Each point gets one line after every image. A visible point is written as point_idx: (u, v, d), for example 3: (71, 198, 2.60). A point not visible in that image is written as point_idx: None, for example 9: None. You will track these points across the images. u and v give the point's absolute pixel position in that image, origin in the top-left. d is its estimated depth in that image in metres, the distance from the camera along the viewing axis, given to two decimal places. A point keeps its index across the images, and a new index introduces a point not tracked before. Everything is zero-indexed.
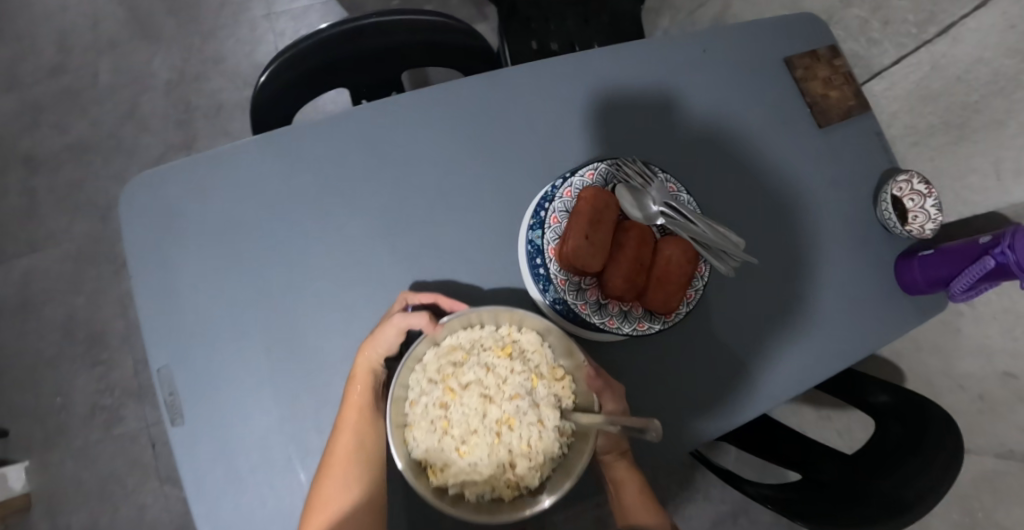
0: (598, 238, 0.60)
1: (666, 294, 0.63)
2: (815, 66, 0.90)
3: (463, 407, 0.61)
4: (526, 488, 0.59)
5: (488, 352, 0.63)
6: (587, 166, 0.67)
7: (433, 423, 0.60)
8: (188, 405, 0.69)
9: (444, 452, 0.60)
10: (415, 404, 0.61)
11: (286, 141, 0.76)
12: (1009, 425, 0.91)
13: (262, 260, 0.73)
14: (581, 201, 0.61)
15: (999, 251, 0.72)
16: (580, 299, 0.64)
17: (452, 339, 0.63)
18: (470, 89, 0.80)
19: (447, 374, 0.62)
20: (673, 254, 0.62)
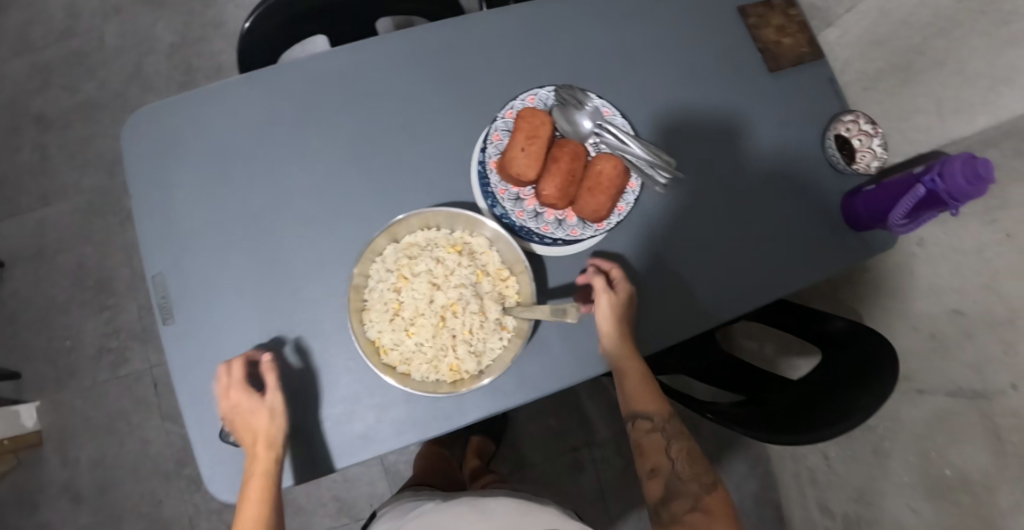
0: (532, 150, 0.79)
1: (592, 199, 0.80)
2: (769, 14, 0.94)
3: (414, 292, 0.78)
4: (465, 370, 0.76)
5: (440, 248, 0.79)
6: (527, 92, 0.82)
7: (388, 305, 0.77)
8: (179, 307, 0.78)
9: (397, 330, 0.77)
10: (374, 289, 0.77)
11: (268, 74, 0.83)
12: (957, 361, 0.94)
13: (244, 183, 0.81)
14: (522, 119, 0.81)
15: (928, 179, 0.78)
16: (518, 207, 0.81)
17: (410, 238, 0.79)
18: (436, 33, 0.86)
19: (403, 265, 0.78)
20: (604, 168, 0.80)
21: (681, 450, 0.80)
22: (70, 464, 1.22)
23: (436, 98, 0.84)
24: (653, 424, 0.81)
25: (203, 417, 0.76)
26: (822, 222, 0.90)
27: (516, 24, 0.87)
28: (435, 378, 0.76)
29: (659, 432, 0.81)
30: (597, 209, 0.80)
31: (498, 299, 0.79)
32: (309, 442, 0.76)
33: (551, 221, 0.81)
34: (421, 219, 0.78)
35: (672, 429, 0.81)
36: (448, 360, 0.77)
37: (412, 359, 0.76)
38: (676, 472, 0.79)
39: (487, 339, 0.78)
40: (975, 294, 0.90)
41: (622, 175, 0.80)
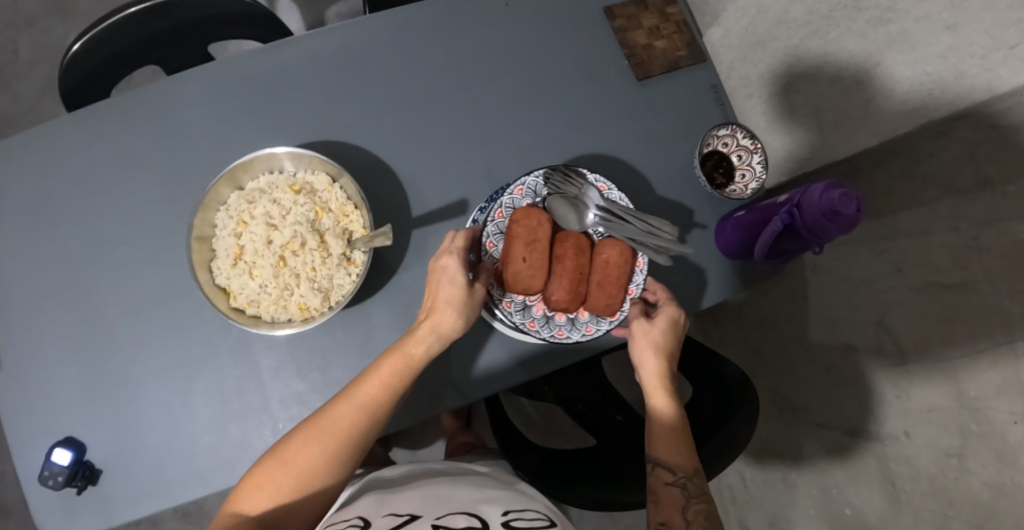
0: (534, 258, 0.70)
1: (603, 294, 0.71)
2: (640, 15, 0.84)
3: (253, 236, 0.68)
4: (311, 308, 0.67)
5: (278, 189, 0.70)
6: (514, 184, 0.73)
7: (229, 252, 0.68)
8: (7, 354, 0.78)
9: (239, 275, 0.68)
10: (218, 239, 0.69)
11: (90, 115, 0.80)
12: (852, 399, 0.85)
13: (66, 227, 0.79)
14: (517, 222, 0.71)
15: (786, 212, 0.68)
16: (528, 318, 0.72)
17: (253, 185, 0.70)
18: (256, 57, 0.79)
19: (243, 211, 0.69)
20: (611, 256, 0.72)
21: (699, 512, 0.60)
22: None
23: (254, 129, 0.79)
24: (672, 476, 0.63)
25: (30, 460, 0.76)
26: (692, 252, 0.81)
27: (342, 40, 0.79)
28: (284, 319, 0.68)
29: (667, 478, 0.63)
30: (610, 304, 0.71)
31: (337, 236, 0.69)
32: (127, 487, 0.74)
33: (564, 323, 0.73)
34: (262, 161, 0.69)
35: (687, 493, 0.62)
36: (295, 298, 0.68)
37: (259, 300, 0.68)
38: None
39: (332, 275, 0.69)
40: (868, 329, 0.81)
41: (631, 260, 0.72)
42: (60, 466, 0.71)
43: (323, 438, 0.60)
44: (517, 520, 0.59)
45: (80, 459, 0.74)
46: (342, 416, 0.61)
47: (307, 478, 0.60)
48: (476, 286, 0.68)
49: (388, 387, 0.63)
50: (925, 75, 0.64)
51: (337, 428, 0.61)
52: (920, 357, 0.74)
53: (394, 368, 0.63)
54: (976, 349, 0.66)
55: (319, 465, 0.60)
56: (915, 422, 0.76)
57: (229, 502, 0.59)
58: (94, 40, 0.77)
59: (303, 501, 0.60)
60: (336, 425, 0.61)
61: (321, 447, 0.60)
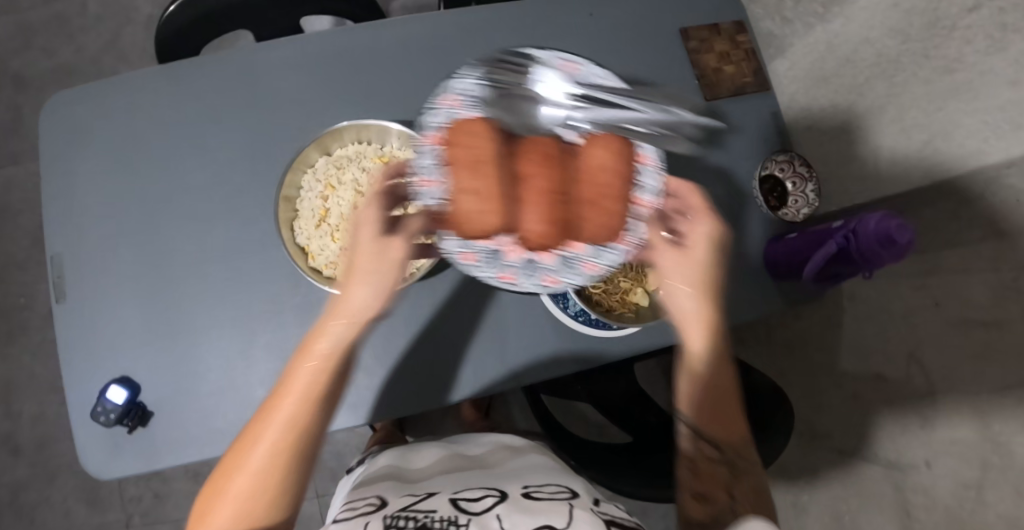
0: (473, 182, 0.62)
1: (599, 212, 0.65)
2: (714, 39, 0.88)
3: (339, 199, 0.74)
4: None
5: (367, 160, 0.75)
6: (436, 101, 0.66)
7: (314, 212, 0.74)
8: (72, 289, 0.80)
9: (321, 235, 0.74)
10: (305, 199, 0.74)
11: (183, 69, 0.83)
12: (876, 427, 0.89)
13: (144, 174, 0.82)
14: (454, 141, 0.64)
15: (841, 236, 0.72)
16: (559, 274, 0.64)
17: (341, 151, 0.75)
18: (350, 36, 0.83)
19: (331, 176, 0.74)
20: (602, 158, 0.65)
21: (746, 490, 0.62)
22: (12, 416, 1.28)
23: (340, 102, 0.82)
24: (715, 450, 0.67)
25: (83, 396, 0.78)
26: (741, 268, 0.84)
27: (432, 30, 0.84)
28: None
29: (700, 445, 0.68)
30: (604, 227, 0.65)
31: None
32: (176, 431, 0.76)
33: (555, 268, 0.64)
34: (353, 131, 0.72)
35: (728, 473, 0.65)
36: None
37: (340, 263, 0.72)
38: (733, 506, 0.60)
39: None
40: (898, 359, 0.85)
41: (621, 159, 0.65)
42: (113, 404, 0.73)
43: (251, 480, 0.60)
44: (538, 492, 0.59)
45: (133, 400, 0.75)
46: (257, 452, 0.60)
47: (250, 511, 0.59)
48: (400, 231, 0.64)
49: (303, 407, 0.62)
50: (986, 123, 0.68)
51: (250, 470, 0.60)
52: (948, 390, 0.77)
53: (309, 389, 0.62)
54: (1004, 387, 0.70)
55: (253, 503, 0.60)
56: (935, 453, 0.80)
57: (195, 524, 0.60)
58: (183, 5, 0.82)
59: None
60: (251, 470, 0.60)
61: (251, 482, 0.60)
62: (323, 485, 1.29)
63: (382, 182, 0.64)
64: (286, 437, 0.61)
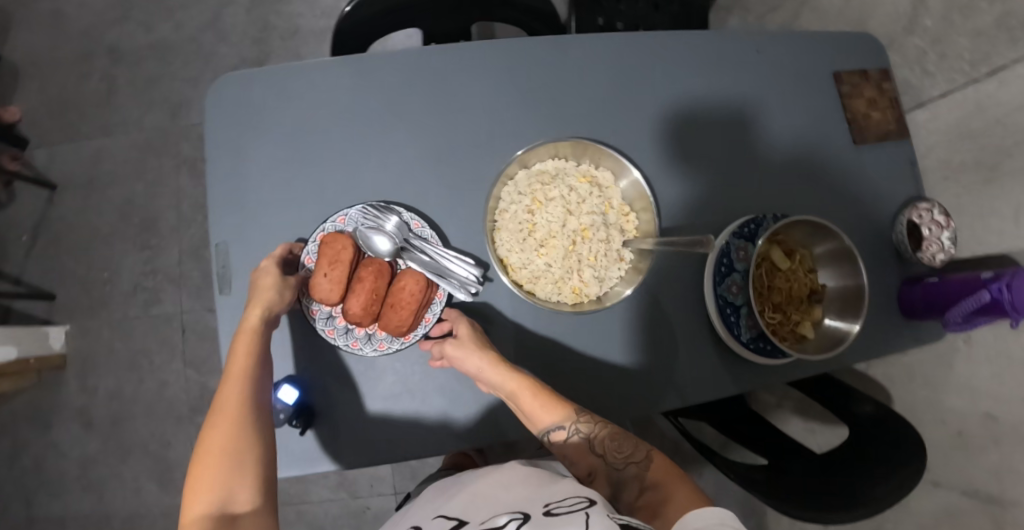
0: (334, 275, 0.75)
1: (395, 314, 0.75)
2: (863, 85, 0.92)
3: (547, 215, 0.82)
4: (588, 292, 0.80)
5: (571, 177, 0.83)
6: (337, 213, 0.78)
7: (520, 224, 0.82)
8: (236, 280, 0.79)
9: (527, 248, 0.81)
10: (508, 211, 0.82)
11: (359, 63, 0.83)
12: (979, 465, 0.94)
13: (314, 169, 0.82)
14: (324, 244, 0.76)
15: (996, 287, 0.77)
16: (352, 338, 0.78)
17: (541, 166, 0.84)
18: (532, 49, 0.85)
19: (537, 191, 0.83)
20: (407, 285, 0.76)
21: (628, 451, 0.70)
22: (88, 391, 1.26)
23: (515, 113, 0.83)
24: (564, 430, 0.71)
25: None
26: (873, 307, 0.89)
27: (607, 52, 0.86)
28: (557, 298, 0.80)
29: (578, 434, 0.71)
30: (398, 326, 0.75)
31: (620, 231, 0.82)
32: (343, 435, 0.77)
33: (360, 337, 0.78)
34: (562, 148, 0.82)
35: (635, 466, 0.68)
36: (573, 282, 0.80)
37: (539, 278, 0.80)
38: (610, 462, 0.70)
39: (608, 267, 0.81)
40: (1011, 404, 0.89)
41: (426, 291, 0.76)
42: (283, 404, 0.73)
43: (215, 456, 0.60)
44: (556, 507, 0.61)
45: (301, 401, 0.75)
46: (227, 395, 0.65)
47: (221, 499, 0.58)
48: (286, 287, 0.74)
49: (252, 360, 0.68)
50: None
51: (218, 444, 0.61)
52: None
53: (249, 346, 0.69)
54: None
55: (227, 480, 0.59)
56: None
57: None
58: (358, 3, 0.83)
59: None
60: (216, 439, 0.61)
61: (210, 465, 0.60)
62: (405, 481, 1.30)
63: (280, 251, 0.77)
64: (247, 396, 0.65)
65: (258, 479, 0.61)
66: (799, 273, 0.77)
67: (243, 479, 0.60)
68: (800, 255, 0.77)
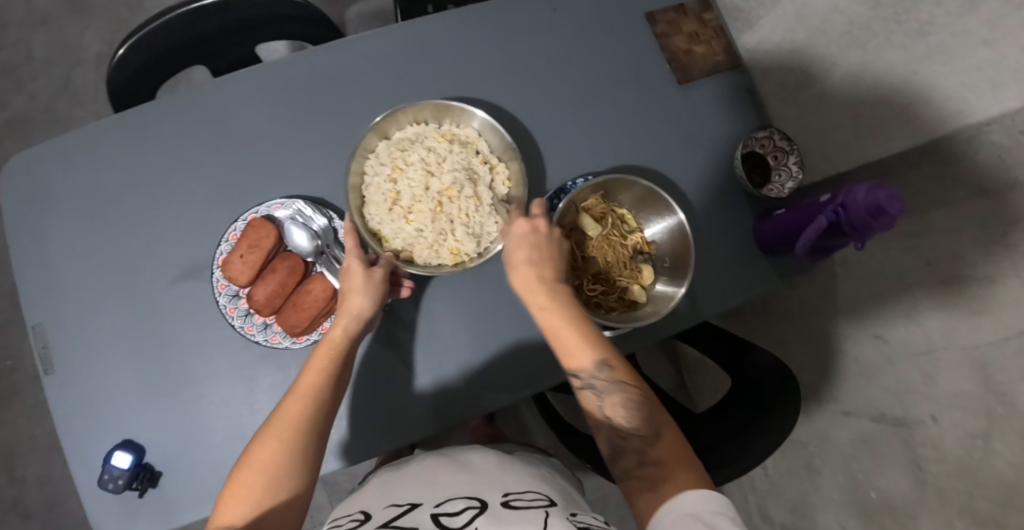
0: (250, 258, 0.72)
1: (297, 313, 0.72)
2: (680, 20, 0.87)
3: (409, 181, 0.74)
4: (466, 253, 0.73)
5: (430, 138, 0.75)
6: (273, 200, 0.74)
7: (384, 196, 0.73)
8: (59, 356, 0.77)
9: (395, 218, 0.73)
10: (371, 184, 0.74)
11: (139, 114, 0.80)
12: (881, 388, 0.90)
13: (113, 228, 0.79)
14: (250, 226, 0.72)
15: (830, 211, 0.71)
16: (248, 321, 0.73)
17: (400, 133, 0.75)
18: (313, 59, 0.79)
19: (396, 158, 0.74)
20: (314, 288, 0.72)
21: (617, 401, 0.61)
22: (16, 482, 1.26)
23: (310, 128, 0.79)
24: (579, 380, 0.63)
25: (86, 462, 0.76)
26: (733, 250, 0.84)
27: (396, 43, 0.81)
28: (437, 262, 0.73)
29: (591, 390, 0.62)
30: (293, 325, 0.71)
31: (489, 185, 0.75)
32: (188, 488, 0.74)
33: (256, 322, 0.73)
34: (410, 112, 0.74)
35: (643, 440, 0.58)
36: (449, 243, 0.73)
37: (414, 245, 0.73)
38: (615, 428, 0.60)
39: (484, 222, 0.74)
40: (896, 320, 0.86)
41: (334, 296, 0.72)
42: (120, 470, 0.72)
43: (284, 431, 0.59)
44: (515, 499, 0.59)
45: (140, 462, 0.74)
46: (312, 378, 0.64)
47: (271, 480, 0.56)
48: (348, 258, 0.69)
49: (334, 348, 0.66)
50: None
51: (292, 419, 0.60)
52: (948, 345, 0.79)
53: (346, 325, 0.67)
54: (1005, 336, 0.72)
55: (280, 467, 0.57)
56: (942, 407, 0.80)
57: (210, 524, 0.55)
58: (125, 55, 0.79)
59: (276, 508, 0.56)
60: (293, 414, 0.61)
61: (286, 440, 0.59)
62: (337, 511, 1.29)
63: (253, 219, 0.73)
64: (335, 374, 0.65)
65: (303, 459, 0.59)
66: (614, 238, 0.75)
67: (292, 467, 0.58)
68: (613, 218, 0.75)
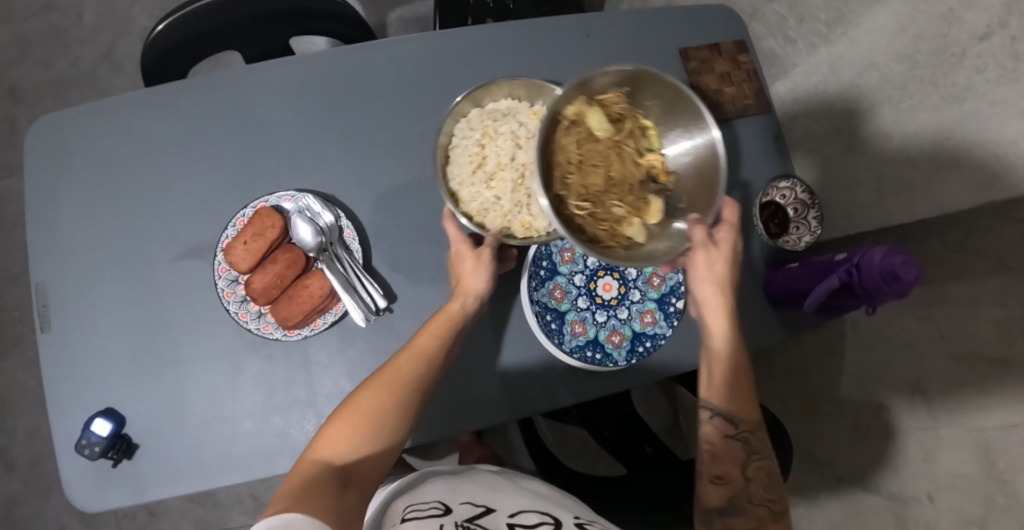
0: (254, 247, 0.72)
1: (293, 305, 0.72)
2: (713, 59, 0.86)
3: (497, 149, 0.72)
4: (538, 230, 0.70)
5: (522, 114, 0.73)
6: (284, 191, 0.75)
7: (470, 158, 0.72)
8: (55, 318, 0.78)
9: (477, 180, 0.71)
10: (459, 145, 0.73)
11: (166, 92, 0.81)
12: (878, 458, 0.87)
13: (125, 200, 0.80)
14: (257, 216, 0.73)
15: (844, 270, 0.69)
16: (243, 308, 0.73)
17: (495, 104, 0.74)
18: (341, 57, 0.80)
19: (487, 126, 0.73)
20: (312, 283, 0.72)
21: (761, 472, 0.66)
22: (7, 432, 1.28)
23: (330, 124, 0.80)
24: (733, 429, 0.68)
25: (68, 426, 0.76)
26: (739, 298, 0.82)
27: (425, 50, 0.81)
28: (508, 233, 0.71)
29: (739, 438, 0.67)
30: (287, 318, 0.72)
31: None
32: (163, 465, 0.74)
33: (250, 310, 0.73)
34: (510, 85, 0.72)
35: (768, 510, 0.64)
36: (522, 217, 0.70)
37: (489, 210, 0.71)
38: (748, 489, 0.65)
39: None
40: (900, 390, 0.84)
41: (330, 293, 0.72)
42: (98, 437, 0.72)
43: (391, 385, 0.64)
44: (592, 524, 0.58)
45: (119, 433, 0.74)
46: (424, 338, 0.67)
47: (376, 426, 0.63)
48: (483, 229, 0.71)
49: (450, 321, 0.68)
50: (996, 156, 0.67)
51: (400, 375, 0.65)
52: (952, 423, 0.76)
53: (462, 303, 0.69)
54: (1012, 423, 0.69)
55: (382, 423, 0.63)
56: (939, 486, 0.78)
57: (305, 454, 0.61)
58: (159, 36, 0.81)
59: (371, 458, 0.63)
60: (403, 371, 0.65)
61: (391, 395, 0.64)
62: None
63: (263, 209, 0.74)
64: (448, 338, 0.67)
65: (398, 418, 0.64)
66: (625, 148, 0.63)
67: (389, 424, 0.64)
68: (632, 124, 0.63)
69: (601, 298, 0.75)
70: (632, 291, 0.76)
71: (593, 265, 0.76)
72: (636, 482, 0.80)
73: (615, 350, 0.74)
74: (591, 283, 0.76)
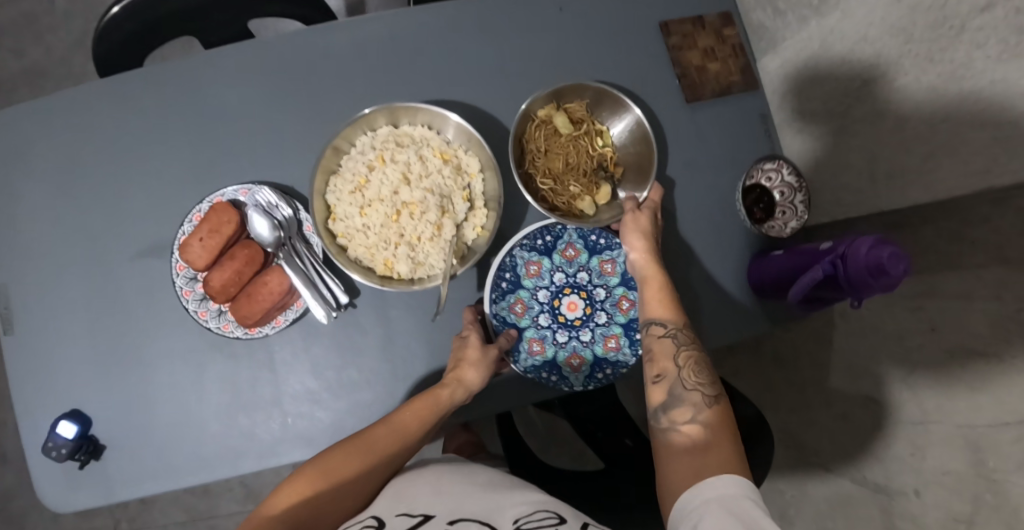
0: (210, 243, 0.69)
1: (251, 305, 0.68)
2: (696, 34, 0.81)
3: (384, 177, 0.69)
4: (396, 272, 0.69)
5: (428, 148, 0.71)
6: (240, 184, 0.72)
7: (354, 178, 0.69)
8: (16, 320, 0.76)
9: (351, 203, 0.69)
10: (350, 158, 0.70)
11: (118, 82, 0.77)
12: (866, 451, 0.84)
13: (82, 198, 0.77)
14: (212, 209, 0.70)
15: (827, 262, 0.64)
16: (203, 306, 0.71)
17: (408, 128, 0.72)
18: (298, 41, 0.76)
19: (387, 149, 0.70)
20: (270, 279, 0.68)
21: (692, 360, 0.61)
22: None
23: (289, 112, 0.76)
24: (664, 329, 0.64)
25: (36, 428, 0.75)
26: (723, 288, 0.79)
27: (386, 30, 0.76)
28: (366, 264, 0.69)
29: (676, 338, 0.63)
30: (246, 317, 0.68)
31: (456, 219, 0.70)
32: (131, 467, 0.73)
33: (210, 309, 0.71)
34: (428, 115, 0.70)
35: (706, 395, 0.58)
36: (386, 253, 0.69)
37: (355, 236, 0.69)
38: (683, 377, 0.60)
39: (431, 252, 0.69)
40: (890, 382, 0.81)
41: (288, 291, 0.69)
42: (64, 439, 0.70)
43: None
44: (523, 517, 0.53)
45: (85, 434, 0.73)
46: (303, 481, 0.59)
47: None
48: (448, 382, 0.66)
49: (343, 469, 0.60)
50: (994, 139, 0.62)
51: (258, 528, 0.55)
52: (941, 419, 0.73)
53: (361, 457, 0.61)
54: (1002, 421, 0.65)
55: None
56: (926, 482, 0.75)
57: None
58: (109, 24, 0.77)
59: None
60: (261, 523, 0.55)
61: None
62: None
63: (219, 203, 0.71)
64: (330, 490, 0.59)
65: None
66: (581, 144, 0.74)
67: None
68: (589, 127, 0.75)
69: (564, 318, 0.74)
70: (598, 312, 0.74)
71: (559, 281, 0.74)
72: (614, 478, 0.77)
73: (572, 374, 0.73)
74: (556, 300, 0.74)
